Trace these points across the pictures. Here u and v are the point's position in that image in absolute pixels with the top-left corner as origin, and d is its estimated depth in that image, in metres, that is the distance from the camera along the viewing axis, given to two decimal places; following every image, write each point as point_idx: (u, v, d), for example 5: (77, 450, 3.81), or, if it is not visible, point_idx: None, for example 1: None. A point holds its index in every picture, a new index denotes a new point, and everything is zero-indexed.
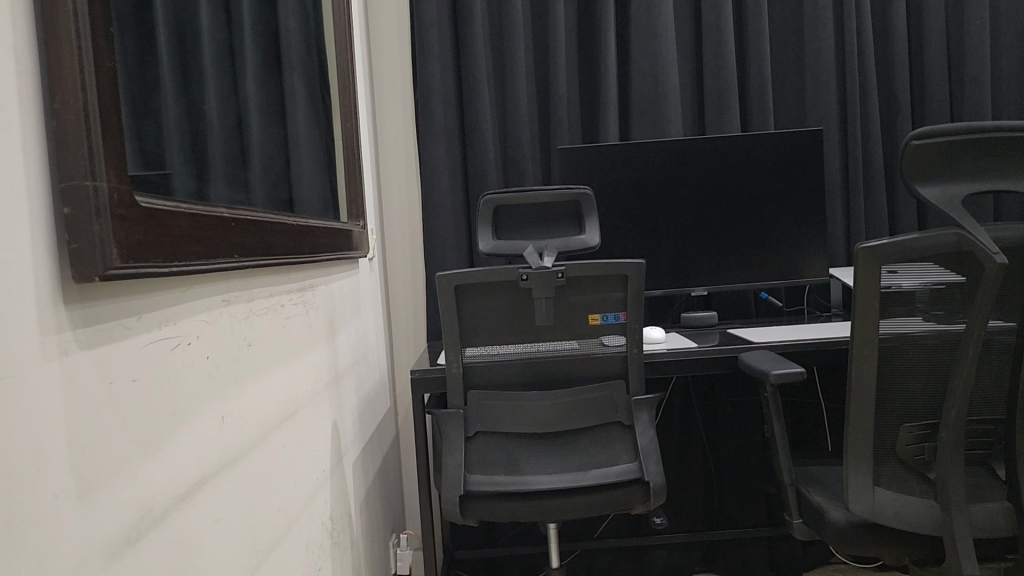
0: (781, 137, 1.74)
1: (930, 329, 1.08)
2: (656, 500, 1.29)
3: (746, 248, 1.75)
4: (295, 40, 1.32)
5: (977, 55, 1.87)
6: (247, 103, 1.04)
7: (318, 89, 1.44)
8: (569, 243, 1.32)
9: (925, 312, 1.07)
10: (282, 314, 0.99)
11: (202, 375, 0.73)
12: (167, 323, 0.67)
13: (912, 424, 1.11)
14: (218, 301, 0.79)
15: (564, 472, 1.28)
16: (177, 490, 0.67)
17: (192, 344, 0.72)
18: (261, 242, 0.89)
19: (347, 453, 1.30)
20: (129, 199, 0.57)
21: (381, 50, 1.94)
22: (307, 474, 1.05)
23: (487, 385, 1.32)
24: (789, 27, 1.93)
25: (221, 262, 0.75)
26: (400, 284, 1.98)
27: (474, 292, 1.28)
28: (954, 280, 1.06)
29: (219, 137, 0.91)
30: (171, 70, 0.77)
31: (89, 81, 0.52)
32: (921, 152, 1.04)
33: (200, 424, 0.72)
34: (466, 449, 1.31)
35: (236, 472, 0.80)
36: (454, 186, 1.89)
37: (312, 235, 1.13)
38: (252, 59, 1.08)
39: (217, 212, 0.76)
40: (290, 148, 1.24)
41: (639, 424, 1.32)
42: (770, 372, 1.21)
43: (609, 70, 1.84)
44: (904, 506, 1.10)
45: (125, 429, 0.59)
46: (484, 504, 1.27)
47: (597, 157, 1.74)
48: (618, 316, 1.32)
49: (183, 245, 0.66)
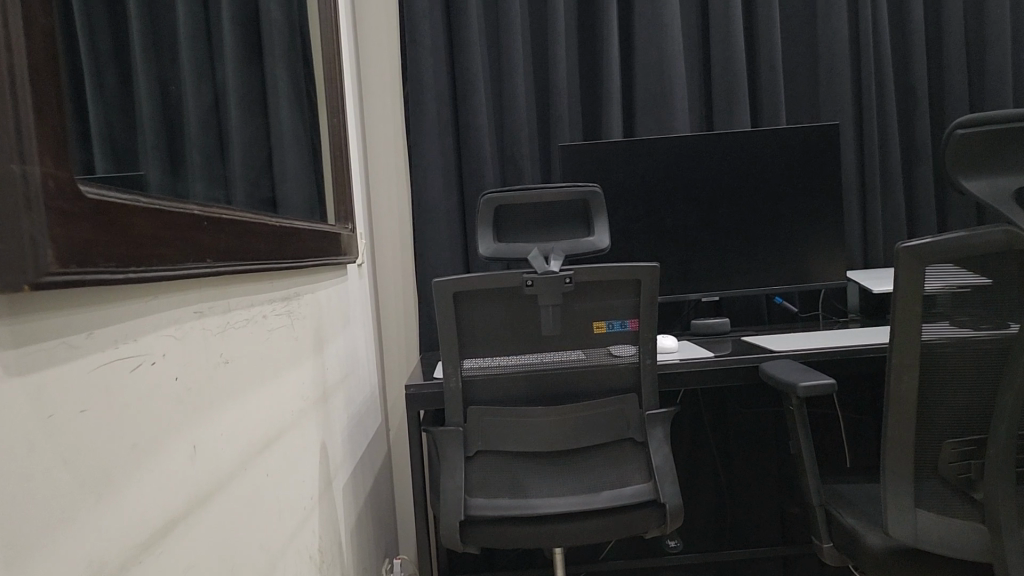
0: (793, 133, 1.65)
1: (953, 334, 0.99)
2: (672, 524, 1.20)
3: (758, 250, 1.66)
4: (277, 27, 1.22)
5: (1000, 47, 1.80)
6: (227, 90, 0.94)
7: (303, 81, 1.34)
8: (577, 246, 1.22)
9: (949, 318, 0.99)
10: (263, 327, 0.89)
11: (169, 401, 0.63)
12: (127, 340, 0.57)
13: (956, 440, 1.01)
14: (188, 313, 0.68)
15: (574, 495, 1.19)
16: (140, 537, 0.57)
17: (158, 364, 0.62)
18: (239, 246, 0.79)
19: (336, 477, 1.19)
20: (69, 186, 0.46)
21: (369, 45, 1.84)
22: (293, 504, 0.94)
23: (487, 400, 1.22)
24: (801, 18, 1.85)
25: (192, 267, 0.65)
26: (390, 292, 1.88)
27: (474, 300, 1.18)
28: (980, 282, 0.97)
29: (196, 125, 0.81)
30: (138, 42, 0.66)
31: (14, 41, 0.41)
32: (964, 144, 0.95)
33: (167, 456, 0.62)
34: (466, 470, 1.20)
35: (211, 510, 0.70)
36: (449, 189, 1.79)
37: (296, 237, 1.02)
38: (230, 43, 0.98)
39: (188, 210, 0.66)
40: (273, 143, 1.14)
41: (653, 441, 1.23)
42: (797, 384, 1.11)
43: (613, 64, 1.75)
44: (947, 529, 1.01)
45: (72, 470, 0.49)
46: (486, 530, 1.17)
47: (601, 155, 1.64)
48: (625, 324, 1.22)
49: (146, 248, 0.56)
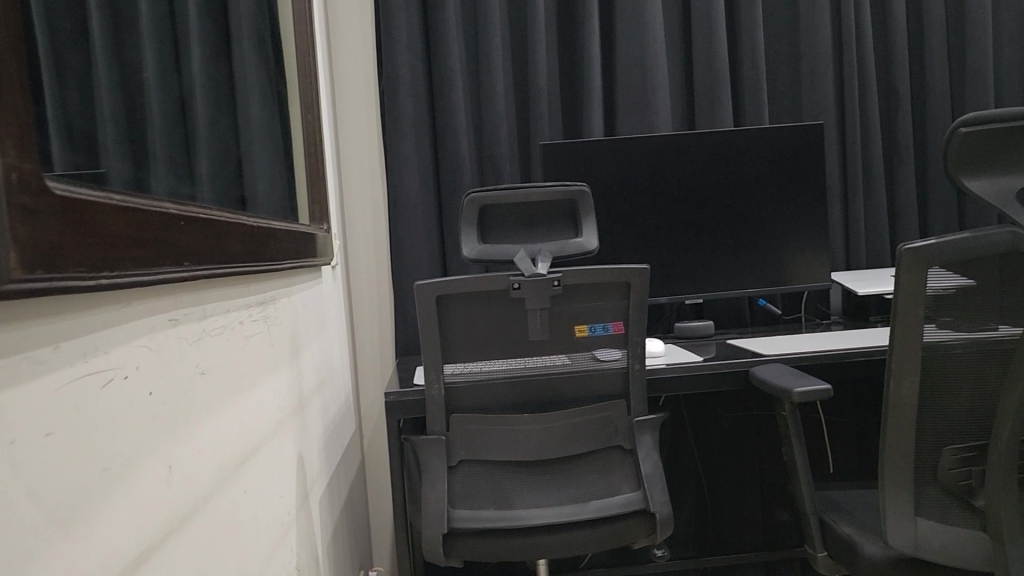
0: (776, 132, 1.63)
1: (940, 337, 0.97)
2: (662, 533, 1.16)
3: (741, 252, 1.64)
4: (247, 15, 1.16)
5: (981, 50, 1.81)
6: (194, 81, 0.88)
7: (274, 75, 1.28)
8: (564, 247, 1.18)
9: (937, 320, 0.96)
10: (239, 335, 0.83)
11: (142, 417, 0.58)
12: (97, 352, 0.52)
13: (956, 446, 0.99)
14: (163, 320, 0.63)
15: (562, 505, 1.14)
16: (114, 569, 0.52)
17: (131, 378, 0.56)
18: (216, 247, 0.73)
19: (313, 490, 1.13)
20: (35, 180, 0.41)
21: (340, 38, 1.78)
22: (270, 522, 0.89)
23: (469, 407, 1.17)
24: (782, 17, 1.84)
25: (168, 272, 0.60)
26: (363, 294, 1.82)
27: (457, 304, 1.14)
28: (965, 283, 0.95)
29: (162, 118, 0.75)
30: (99, 27, 0.61)
31: None
32: (967, 142, 0.91)
33: (141, 478, 0.56)
34: (449, 481, 1.15)
35: (187, 536, 0.64)
36: (425, 189, 1.74)
37: (273, 239, 0.97)
38: (198, 31, 0.92)
39: (163, 209, 0.61)
40: (243, 138, 1.08)
41: (642, 448, 1.19)
42: (792, 390, 1.08)
43: (594, 61, 1.71)
44: (949, 537, 0.98)
45: (36, 503, 0.43)
46: (469, 543, 1.12)
47: (583, 155, 1.60)
48: (608, 328, 1.19)
49: (119, 250, 0.51)
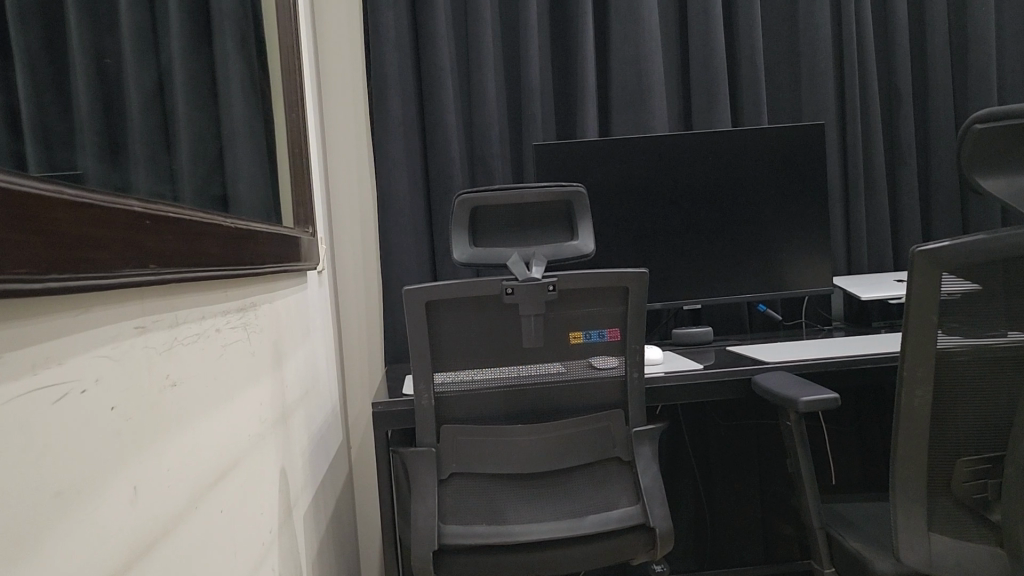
0: (774, 133, 1.59)
1: (955, 344, 0.92)
2: (661, 550, 1.11)
3: (741, 256, 1.60)
4: (230, 9, 1.12)
5: (983, 49, 1.78)
6: (174, 75, 0.83)
7: (258, 73, 1.23)
8: (559, 250, 1.14)
9: (949, 326, 0.92)
10: (216, 343, 0.78)
11: (103, 434, 0.52)
12: (49, 364, 0.47)
13: (970, 458, 0.94)
14: (128, 329, 0.58)
15: (556, 519, 1.09)
16: None
17: (89, 393, 0.51)
18: (189, 249, 0.68)
19: (298, 505, 1.08)
20: None
21: (327, 38, 1.73)
22: (249, 542, 0.84)
23: (461, 418, 1.12)
24: (782, 16, 1.80)
25: (134, 276, 0.55)
26: (351, 300, 1.77)
27: (449, 310, 1.09)
28: (972, 288, 0.90)
29: (141, 113, 0.70)
30: (71, 11, 0.56)
31: None
32: (982, 138, 0.87)
33: (101, 502, 0.51)
34: (440, 494, 1.10)
35: (156, 562, 0.59)
36: (416, 191, 1.70)
37: (253, 240, 0.92)
38: (178, 23, 0.87)
39: (128, 206, 0.56)
40: (226, 137, 1.03)
41: (641, 460, 1.14)
42: (798, 398, 1.04)
43: (588, 60, 1.67)
44: (961, 554, 0.94)
45: None
46: (461, 560, 1.07)
47: (578, 157, 1.56)
48: (603, 334, 1.14)
49: (74, 251, 0.46)
